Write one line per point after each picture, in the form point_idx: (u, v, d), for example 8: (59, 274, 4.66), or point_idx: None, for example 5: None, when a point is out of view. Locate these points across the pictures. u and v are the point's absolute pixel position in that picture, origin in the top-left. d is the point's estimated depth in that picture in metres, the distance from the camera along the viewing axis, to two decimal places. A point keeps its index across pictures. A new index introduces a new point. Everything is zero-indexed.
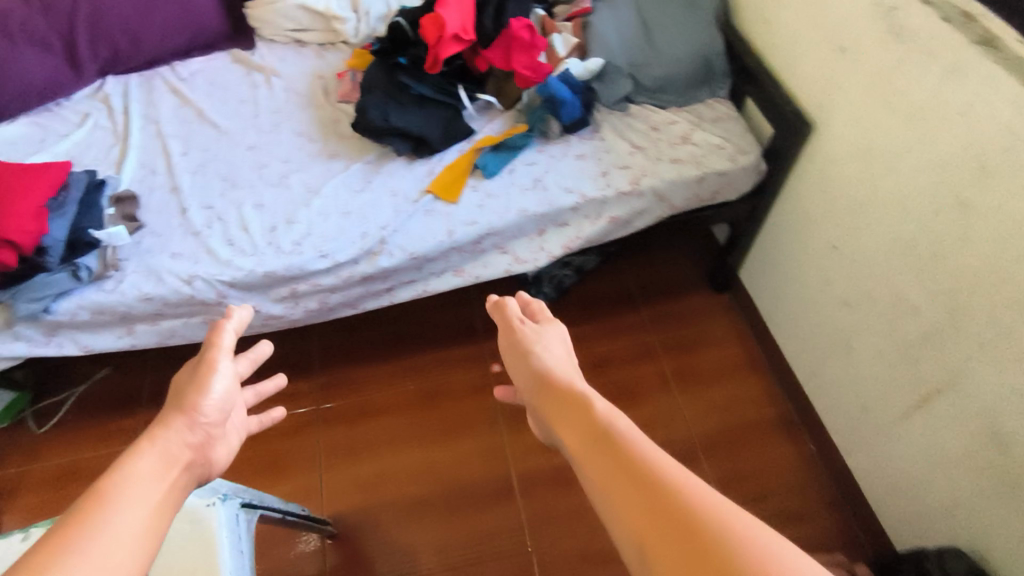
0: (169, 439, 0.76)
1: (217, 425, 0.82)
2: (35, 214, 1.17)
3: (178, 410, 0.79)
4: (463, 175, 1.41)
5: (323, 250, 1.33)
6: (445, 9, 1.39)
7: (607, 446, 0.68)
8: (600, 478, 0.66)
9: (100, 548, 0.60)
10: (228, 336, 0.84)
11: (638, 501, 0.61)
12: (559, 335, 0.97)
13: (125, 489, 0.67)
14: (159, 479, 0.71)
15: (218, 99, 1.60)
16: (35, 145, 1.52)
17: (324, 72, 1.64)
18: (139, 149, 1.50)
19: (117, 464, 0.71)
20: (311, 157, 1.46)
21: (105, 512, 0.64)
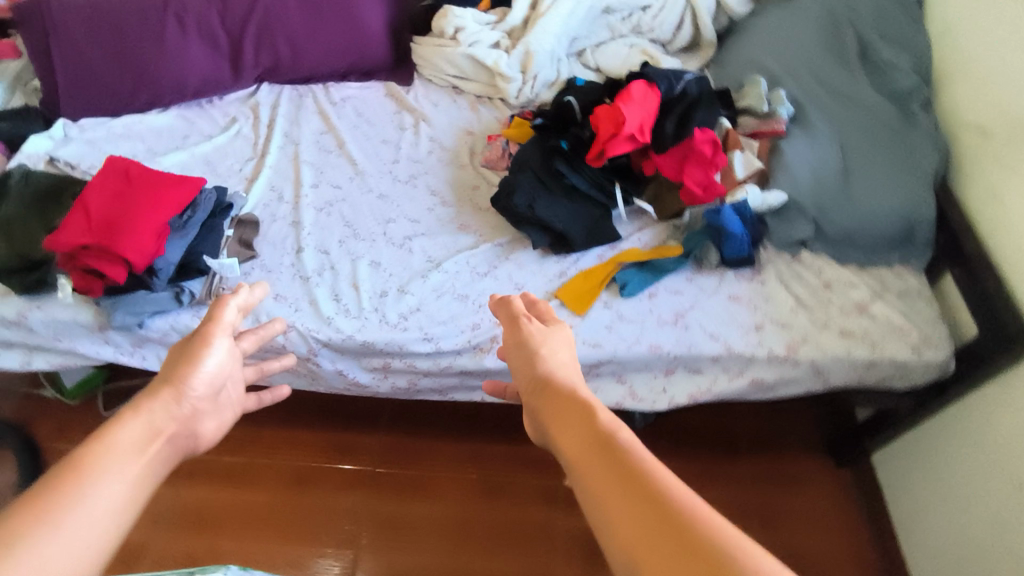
0: (154, 412, 0.70)
1: (207, 401, 0.77)
2: (156, 234, 1.12)
3: (166, 382, 0.73)
4: (598, 285, 1.25)
5: (427, 332, 1.22)
6: (626, 103, 1.25)
7: (608, 458, 0.65)
8: (602, 491, 0.62)
9: (68, 532, 0.54)
10: (227, 308, 0.83)
11: (642, 518, 0.57)
12: (567, 339, 0.92)
13: (99, 461, 0.61)
14: (140, 451, 0.65)
15: (362, 134, 1.53)
16: (178, 140, 1.50)
17: (474, 130, 1.54)
18: (273, 170, 1.44)
19: (97, 433, 0.65)
20: (440, 223, 1.36)
21: (73, 485, 0.58)
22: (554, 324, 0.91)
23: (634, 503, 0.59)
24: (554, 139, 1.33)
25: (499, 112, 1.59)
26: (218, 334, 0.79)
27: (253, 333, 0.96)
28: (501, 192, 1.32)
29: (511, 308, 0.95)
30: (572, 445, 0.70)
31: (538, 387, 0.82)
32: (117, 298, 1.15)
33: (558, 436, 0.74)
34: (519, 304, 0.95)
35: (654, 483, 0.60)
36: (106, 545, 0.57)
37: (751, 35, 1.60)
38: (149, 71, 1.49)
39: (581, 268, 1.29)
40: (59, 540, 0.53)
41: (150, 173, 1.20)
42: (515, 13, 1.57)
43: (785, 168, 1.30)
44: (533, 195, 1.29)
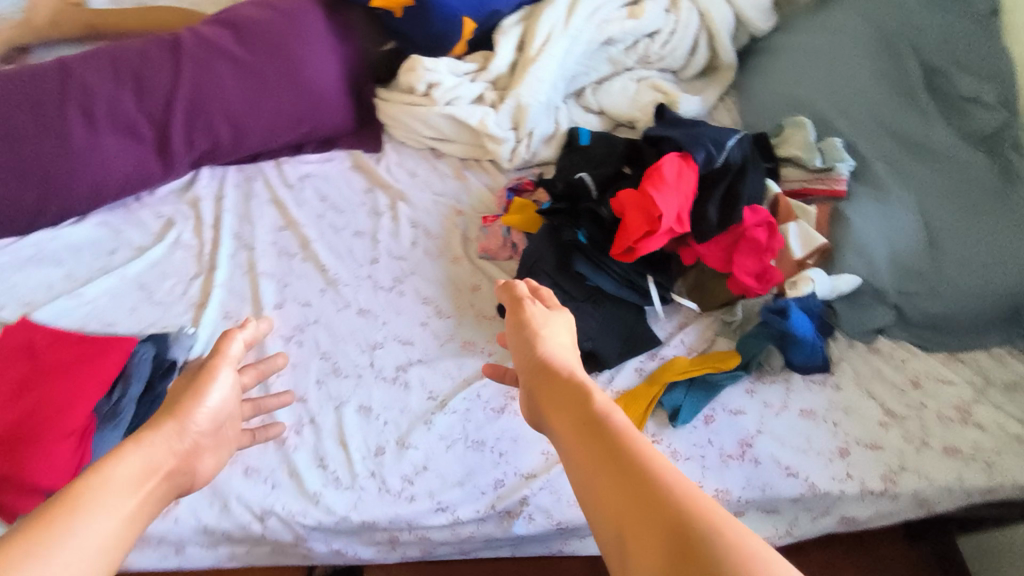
0: (155, 445, 0.73)
1: (207, 429, 0.82)
2: (78, 441, 0.86)
3: (171, 417, 0.78)
4: (643, 416, 1.01)
5: (440, 500, 0.97)
6: (660, 187, 0.99)
7: (602, 440, 0.67)
8: (593, 467, 0.65)
9: (64, 561, 0.57)
10: (233, 345, 0.91)
11: (632, 496, 0.59)
12: (567, 322, 0.92)
13: (98, 493, 0.64)
14: (135, 489, 0.68)
15: (329, 226, 1.26)
16: (103, 257, 1.21)
17: (464, 208, 1.28)
18: (225, 288, 1.17)
19: (99, 463, 0.68)
20: (438, 342, 1.10)
21: (69, 520, 0.60)
22: (554, 309, 0.90)
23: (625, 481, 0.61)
24: (570, 231, 1.08)
25: (492, 178, 1.32)
26: (220, 370, 0.86)
27: (253, 369, 0.99)
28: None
29: (514, 292, 0.94)
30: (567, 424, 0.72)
31: (537, 370, 0.83)
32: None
33: (553, 416, 0.76)
34: (522, 288, 0.96)
35: (644, 460, 0.62)
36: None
37: (781, 61, 1.35)
38: (54, 179, 1.18)
39: (619, 391, 1.04)
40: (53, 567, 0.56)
41: (62, 342, 0.95)
42: (500, 57, 1.29)
43: (853, 243, 1.06)
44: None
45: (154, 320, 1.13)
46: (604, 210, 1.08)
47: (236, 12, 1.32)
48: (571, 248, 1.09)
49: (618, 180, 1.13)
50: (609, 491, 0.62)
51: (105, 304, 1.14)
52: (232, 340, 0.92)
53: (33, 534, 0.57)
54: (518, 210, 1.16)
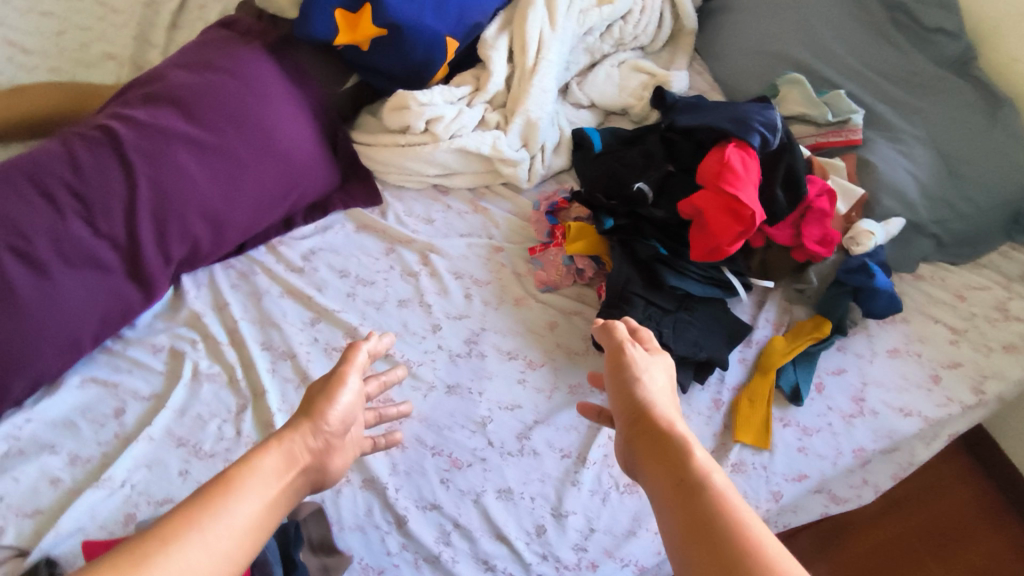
0: (294, 442, 0.72)
1: (341, 430, 0.77)
2: None
3: (307, 413, 0.76)
4: (768, 404, 1.03)
5: (622, 557, 0.94)
6: (739, 182, 0.98)
7: (697, 520, 0.57)
8: (690, 554, 0.55)
9: (212, 539, 0.58)
10: (361, 355, 0.83)
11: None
12: (666, 364, 0.79)
13: (241, 480, 0.64)
14: (275, 481, 0.67)
15: (366, 303, 1.11)
16: (110, 423, 0.97)
17: (503, 244, 1.19)
18: (284, 411, 1.00)
19: (248, 455, 0.69)
20: (545, 396, 1.04)
21: (221, 499, 0.61)
22: (655, 350, 0.79)
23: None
24: (647, 247, 1.06)
25: (515, 204, 1.23)
26: (353, 374, 0.79)
27: (377, 380, 0.91)
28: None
29: (612, 333, 0.80)
30: (661, 486, 0.63)
31: (635, 419, 0.71)
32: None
33: (647, 472, 0.66)
34: (620, 327, 0.81)
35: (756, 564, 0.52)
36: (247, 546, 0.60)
37: (746, 19, 1.37)
38: (13, 351, 0.90)
39: (735, 388, 1.06)
40: (204, 542, 0.57)
41: None
42: (495, 74, 1.20)
43: (888, 187, 1.14)
44: (657, 327, 1.02)
45: None
46: (663, 213, 1.07)
47: (169, 83, 1.08)
48: (649, 262, 1.07)
49: (666, 179, 1.11)
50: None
51: (145, 479, 0.93)
52: (370, 343, 0.86)
53: (192, 512, 0.59)
54: (576, 235, 1.10)
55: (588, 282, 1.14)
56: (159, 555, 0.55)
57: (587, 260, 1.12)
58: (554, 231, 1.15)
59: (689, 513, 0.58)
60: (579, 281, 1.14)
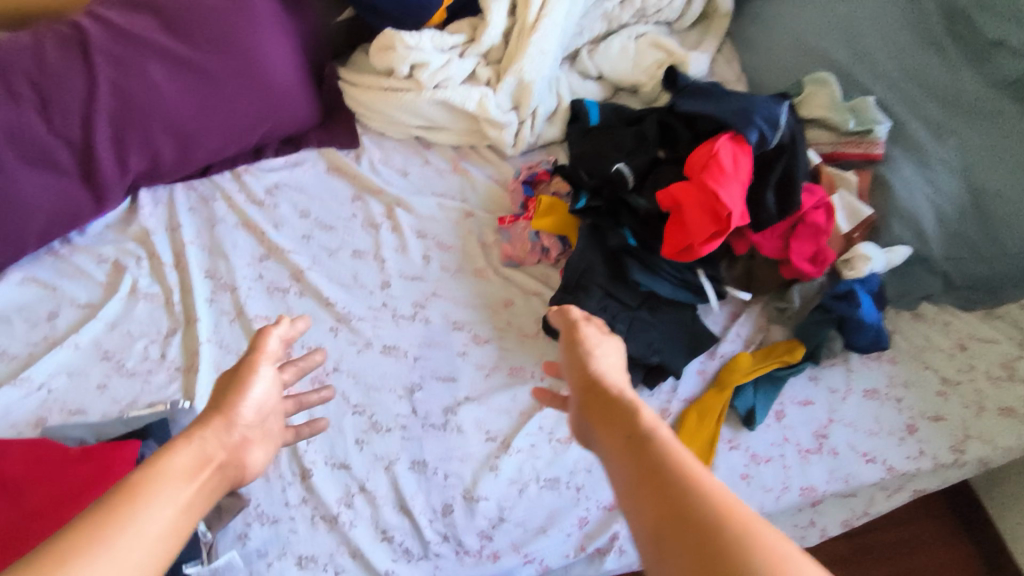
0: (204, 440, 0.62)
1: (256, 431, 0.69)
2: None
3: (219, 411, 0.66)
4: (718, 424, 0.96)
5: (528, 553, 0.90)
6: (726, 183, 0.88)
7: (643, 468, 0.54)
8: (639, 500, 0.52)
9: (117, 558, 0.49)
10: (273, 340, 0.74)
11: (677, 550, 0.47)
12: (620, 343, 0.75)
13: (148, 486, 0.55)
14: (186, 483, 0.58)
15: (321, 248, 1.07)
16: (40, 326, 0.96)
17: (474, 209, 1.12)
18: (213, 344, 0.97)
19: (153, 460, 0.59)
20: (483, 374, 0.99)
21: (122, 515, 0.52)
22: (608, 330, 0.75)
23: (663, 535, 0.49)
24: (617, 235, 0.98)
25: (497, 169, 1.17)
26: (264, 366, 0.70)
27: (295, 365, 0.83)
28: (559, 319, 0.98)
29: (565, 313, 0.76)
30: (608, 441, 0.59)
31: (590, 393, 0.66)
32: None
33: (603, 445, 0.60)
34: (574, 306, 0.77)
35: (701, 499, 0.49)
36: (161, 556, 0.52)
37: (784, 5, 1.25)
38: None
39: (687, 400, 0.99)
40: (108, 560, 0.48)
41: None
42: (492, 27, 1.13)
43: (900, 212, 1.03)
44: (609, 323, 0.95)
45: (135, 396, 0.92)
46: (643, 202, 0.99)
47: None
48: (617, 251, 0.99)
49: (654, 166, 1.03)
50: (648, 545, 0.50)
51: (63, 386, 0.92)
52: (277, 326, 0.75)
53: (83, 534, 0.49)
54: (546, 210, 1.03)
55: (553, 264, 1.07)
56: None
57: (555, 240, 1.05)
58: (528, 203, 1.08)
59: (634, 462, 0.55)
60: (546, 261, 1.07)
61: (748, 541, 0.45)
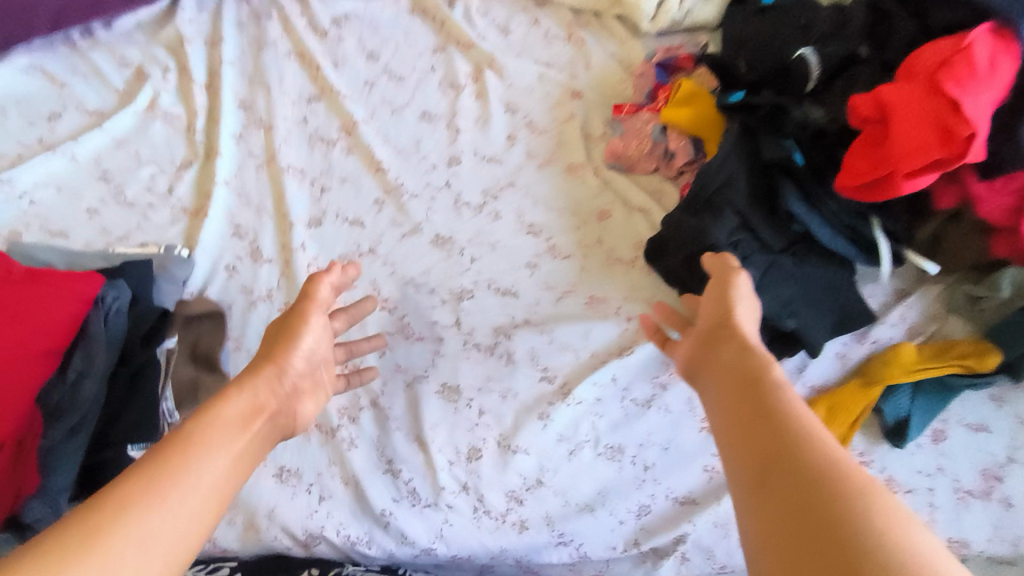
0: (257, 389, 0.51)
1: (304, 383, 0.57)
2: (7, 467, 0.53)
3: (267, 359, 0.54)
4: (851, 428, 0.71)
5: (564, 532, 0.69)
6: (976, 87, 0.59)
7: (760, 409, 0.46)
8: (744, 451, 0.45)
9: (176, 517, 0.40)
10: (326, 287, 0.60)
11: (774, 502, 0.40)
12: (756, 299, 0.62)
13: (202, 434, 0.45)
14: (241, 429, 0.48)
15: (382, 101, 0.84)
16: (38, 125, 0.79)
17: (582, 89, 0.87)
18: (232, 189, 0.78)
19: (201, 406, 0.49)
20: (552, 296, 0.76)
21: (174, 467, 0.42)
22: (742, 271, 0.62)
23: (763, 484, 0.42)
24: (779, 147, 0.71)
25: (622, 46, 0.90)
26: (318, 315, 0.57)
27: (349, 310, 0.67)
28: (669, 241, 0.73)
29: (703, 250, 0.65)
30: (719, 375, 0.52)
31: (711, 329, 0.57)
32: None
33: (712, 383, 0.53)
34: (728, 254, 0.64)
35: (820, 466, 0.40)
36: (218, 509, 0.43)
37: None
38: None
39: (815, 388, 0.73)
40: (172, 506, 0.40)
41: None
42: None
43: None
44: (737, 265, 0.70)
45: (128, 229, 0.75)
46: (819, 113, 0.70)
47: None
48: (772, 171, 0.73)
49: (845, 67, 0.73)
50: (738, 488, 0.44)
51: (49, 200, 0.75)
52: (329, 272, 0.61)
53: (131, 486, 0.40)
54: (683, 100, 0.79)
55: (673, 178, 0.81)
56: (106, 545, 0.37)
57: (686, 143, 0.79)
58: (658, 92, 0.82)
59: (747, 400, 0.47)
60: (664, 172, 0.81)
61: (866, 530, 0.36)
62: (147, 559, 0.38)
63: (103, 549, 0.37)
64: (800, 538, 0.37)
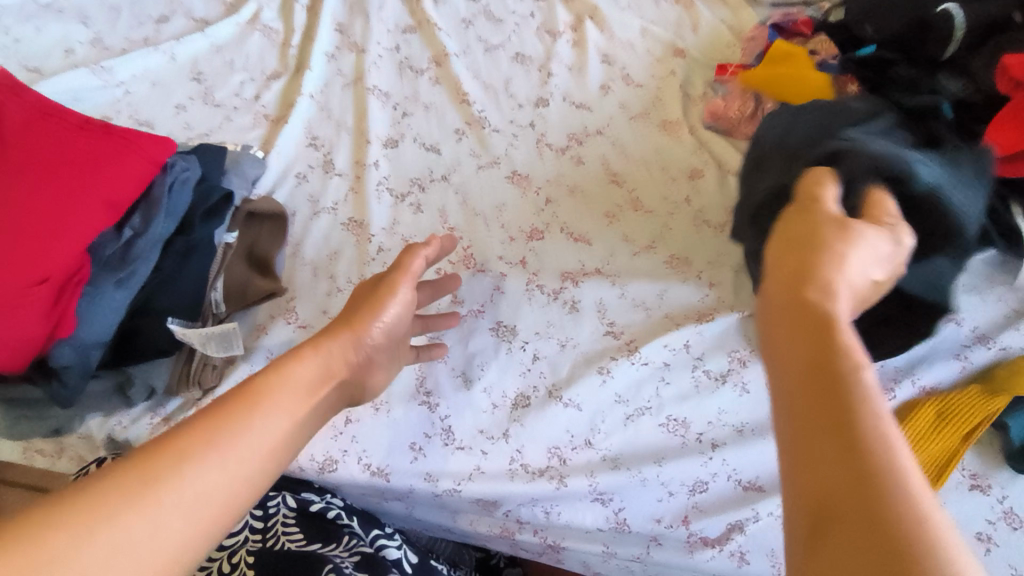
0: (330, 354, 0.46)
1: (384, 353, 0.52)
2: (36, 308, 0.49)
3: (345, 324, 0.49)
4: (962, 441, 0.60)
5: (605, 497, 0.60)
6: None
7: (811, 357, 0.28)
8: (773, 356, 0.30)
9: (228, 475, 0.35)
10: (419, 261, 0.55)
11: (791, 438, 0.27)
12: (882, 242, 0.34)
13: (269, 392, 0.40)
14: (307, 396, 0.42)
15: (477, 39, 0.82)
16: (146, 25, 0.81)
17: (688, 49, 0.81)
18: (315, 103, 0.77)
19: (273, 361, 0.43)
20: (630, 249, 0.69)
21: (235, 421, 0.37)
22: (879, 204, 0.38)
23: (799, 501, 0.26)
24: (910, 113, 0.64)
25: (735, 12, 0.84)
26: (407, 286, 0.52)
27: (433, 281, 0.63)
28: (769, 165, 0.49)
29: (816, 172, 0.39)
30: (775, 270, 0.32)
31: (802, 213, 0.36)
32: (18, 412, 0.56)
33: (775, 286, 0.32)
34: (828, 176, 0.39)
35: (852, 395, 0.26)
36: (270, 472, 0.38)
37: None
38: None
39: (924, 390, 0.63)
40: (218, 466, 0.35)
41: (45, 129, 0.54)
42: None
43: None
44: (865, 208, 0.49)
45: (209, 127, 0.75)
46: (956, 85, 0.63)
47: None
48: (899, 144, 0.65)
49: (993, 30, 0.63)
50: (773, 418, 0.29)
51: (142, 92, 0.76)
52: (427, 245, 0.57)
53: (179, 442, 0.35)
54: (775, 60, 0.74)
55: None
56: (153, 498, 0.33)
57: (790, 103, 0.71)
58: (769, 54, 0.76)
59: (807, 348, 0.28)
60: None
61: (882, 496, 0.23)
62: (193, 523, 0.33)
63: (148, 501, 0.32)
64: (809, 495, 0.25)
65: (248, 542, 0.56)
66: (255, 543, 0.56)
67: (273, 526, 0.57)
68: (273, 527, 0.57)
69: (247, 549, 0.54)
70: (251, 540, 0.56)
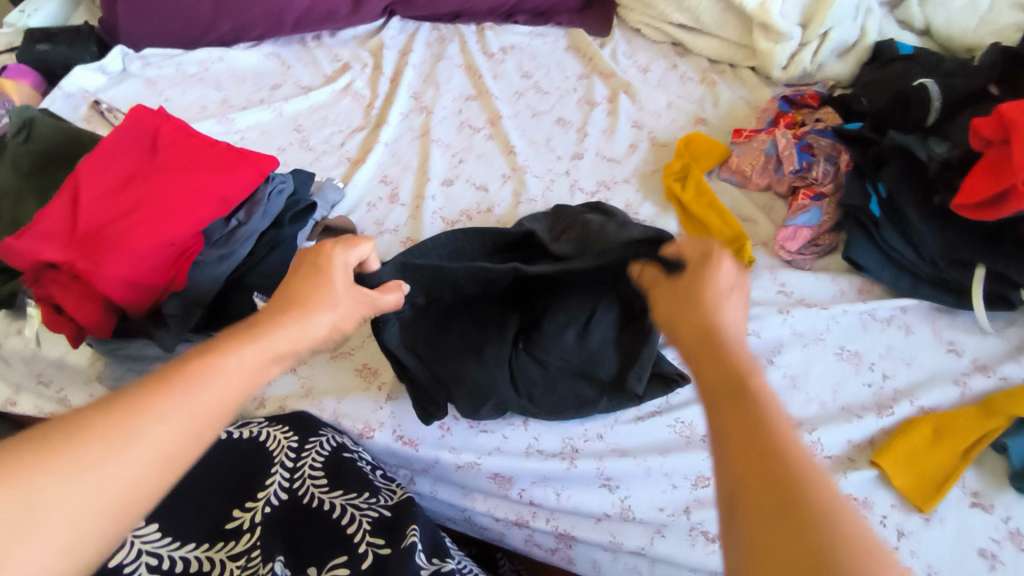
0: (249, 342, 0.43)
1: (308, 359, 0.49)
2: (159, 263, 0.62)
3: (277, 311, 0.47)
4: (958, 456, 0.62)
5: (612, 483, 0.65)
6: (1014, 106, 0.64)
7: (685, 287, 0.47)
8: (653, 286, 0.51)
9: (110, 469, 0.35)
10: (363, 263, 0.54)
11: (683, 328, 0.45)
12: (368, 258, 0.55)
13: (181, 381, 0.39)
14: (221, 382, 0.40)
15: (526, 106, 0.98)
16: (263, 90, 1.02)
17: (709, 118, 0.94)
18: (388, 150, 0.93)
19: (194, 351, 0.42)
20: None
21: (142, 406, 0.37)
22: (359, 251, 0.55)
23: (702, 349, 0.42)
24: (902, 181, 0.73)
25: (752, 91, 0.97)
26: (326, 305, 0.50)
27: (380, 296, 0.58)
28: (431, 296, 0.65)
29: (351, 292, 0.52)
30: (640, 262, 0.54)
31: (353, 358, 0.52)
32: (128, 363, 0.68)
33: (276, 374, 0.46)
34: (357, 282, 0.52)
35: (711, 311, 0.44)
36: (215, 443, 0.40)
37: None
38: None
39: (922, 409, 0.66)
40: (156, 439, 0.36)
41: (183, 142, 0.70)
42: None
43: None
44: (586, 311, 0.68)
45: (302, 164, 0.91)
46: (941, 149, 0.72)
47: None
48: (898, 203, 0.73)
49: (972, 101, 0.75)
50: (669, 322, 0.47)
51: (253, 138, 0.95)
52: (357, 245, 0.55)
53: (94, 419, 0.36)
54: (694, 152, 0.87)
55: (784, 195, 0.83)
56: (62, 466, 0.34)
57: (796, 154, 0.81)
58: (778, 120, 0.87)
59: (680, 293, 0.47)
60: (776, 189, 0.83)
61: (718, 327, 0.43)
62: (105, 486, 0.34)
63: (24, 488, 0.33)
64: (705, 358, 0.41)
65: (279, 479, 0.61)
66: (285, 481, 0.61)
67: (301, 467, 0.62)
68: (301, 469, 0.62)
69: (278, 485, 0.60)
70: (279, 477, 0.61)
